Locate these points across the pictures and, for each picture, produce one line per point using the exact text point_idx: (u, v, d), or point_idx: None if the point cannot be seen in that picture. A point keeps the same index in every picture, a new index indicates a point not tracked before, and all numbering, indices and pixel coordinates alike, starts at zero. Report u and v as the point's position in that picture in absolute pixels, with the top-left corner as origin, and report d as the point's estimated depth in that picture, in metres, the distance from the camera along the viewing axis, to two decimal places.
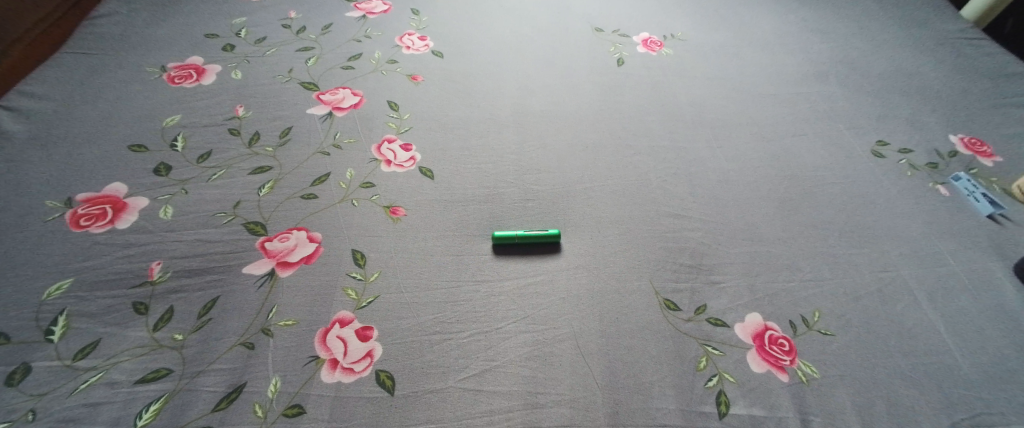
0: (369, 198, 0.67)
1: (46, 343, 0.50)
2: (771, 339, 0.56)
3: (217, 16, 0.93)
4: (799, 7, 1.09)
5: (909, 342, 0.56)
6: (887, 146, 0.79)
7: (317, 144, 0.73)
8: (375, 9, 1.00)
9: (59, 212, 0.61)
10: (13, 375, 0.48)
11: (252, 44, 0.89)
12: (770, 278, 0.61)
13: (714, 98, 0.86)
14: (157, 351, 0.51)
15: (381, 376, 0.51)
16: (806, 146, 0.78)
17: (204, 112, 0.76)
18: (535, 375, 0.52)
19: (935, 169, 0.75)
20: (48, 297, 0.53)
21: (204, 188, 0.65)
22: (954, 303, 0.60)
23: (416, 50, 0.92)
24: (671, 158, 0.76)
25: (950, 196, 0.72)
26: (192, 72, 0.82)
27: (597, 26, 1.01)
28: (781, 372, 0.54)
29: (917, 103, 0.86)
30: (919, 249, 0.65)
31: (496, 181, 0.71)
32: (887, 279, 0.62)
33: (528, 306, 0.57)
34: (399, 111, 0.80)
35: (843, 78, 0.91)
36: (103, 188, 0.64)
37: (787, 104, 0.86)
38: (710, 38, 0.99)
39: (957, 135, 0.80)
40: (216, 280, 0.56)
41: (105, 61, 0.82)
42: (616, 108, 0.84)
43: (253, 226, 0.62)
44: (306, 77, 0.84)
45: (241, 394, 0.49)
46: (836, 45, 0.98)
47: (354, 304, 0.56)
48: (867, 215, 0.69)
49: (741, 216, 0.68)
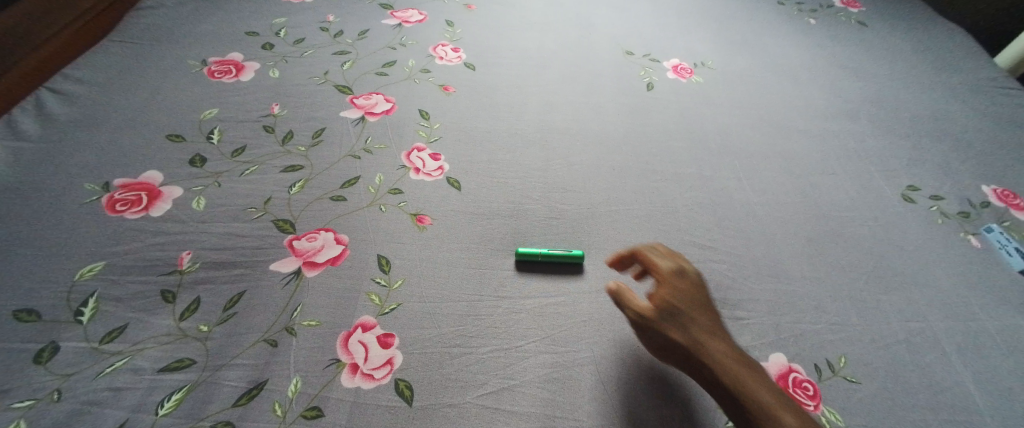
0: (397, 205, 0.67)
1: (75, 324, 0.51)
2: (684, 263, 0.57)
3: (258, 15, 0.96)
4: (833, 44, 1.08)
5: (937, 396, 0.55)
6: (917, 191, 0.78)
7: (348, 147, 0.74)
8: (411, 18, 1.02)
9: (96, 195, 0.63)
10: (41, 353, 0.49)
11: (290, 44, 0.91)
12: (795, 318, 0.60)
13: (743, 129, 0.86)
14: (182, 341, 0.51)
15: (400, 386, 0.51)
16: (835, 186, 0.78)
17: (241, 108, 0.77)
18: (554, 398, 0.51)
19: (967, 219, 0.74)
20: (80, 278, 0.54)
21: (236, 182, 0.67)
22: (985, 359, 0.59)
23: (449, 60, 0.93)
24: (699, 187, 0.75)
25: (982, 247, 0.71)
26: (232, 67, 0.84)
27: (628, 49, 1.02)
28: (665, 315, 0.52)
29: (950, 150, 0.85)
30: (949, 300, 0.64)
31: (522, 196, 0.71)
32: (916, 329, 0.61)
33: (549, 327, 0.57)
34: (430, 120, 0.81)
35: (875, 119, 0.90)
36: (140, 175, 0.66)
37: (818, 141, 0.85)
38: (741, 69, 0.99)
39: (990, 185, 0.79)
40: (243, 275, 0.57)
41: (149, 51, 0.84)
42: (642, 132, 0.84)
43: (282, 224, 0.63)
44: (341, 80, 0.85)
45: (262, 391, 0.49)
46: (869, 85, 0.98)
47: (377, 310, 0.56)
48: (896, 261, 0.68)
49: (766, 252, 0.67)
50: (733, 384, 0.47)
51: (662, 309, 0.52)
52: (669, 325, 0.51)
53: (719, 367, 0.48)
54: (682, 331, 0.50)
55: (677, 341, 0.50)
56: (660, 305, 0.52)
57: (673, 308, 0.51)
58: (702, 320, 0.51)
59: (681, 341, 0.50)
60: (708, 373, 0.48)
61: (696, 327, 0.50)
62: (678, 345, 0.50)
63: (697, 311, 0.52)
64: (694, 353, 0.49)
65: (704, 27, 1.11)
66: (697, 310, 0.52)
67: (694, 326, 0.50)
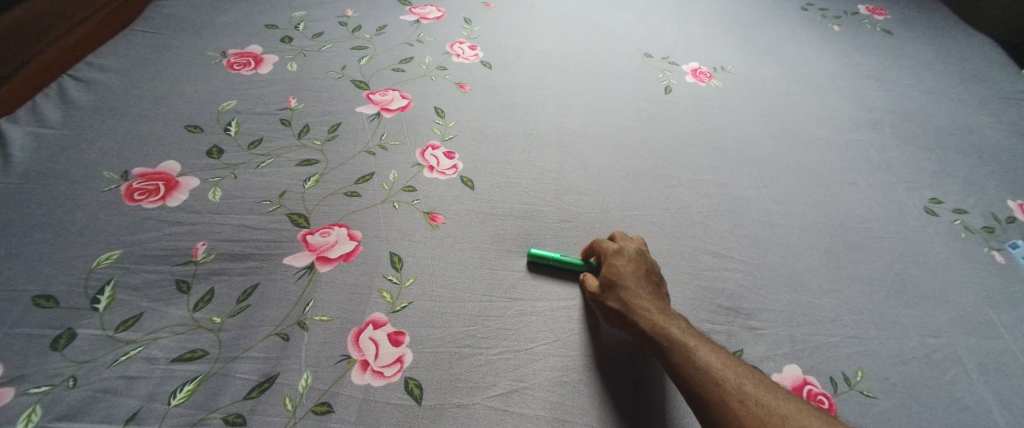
0: (410, 202, 0.67)
1: (92, 311, 0.52)
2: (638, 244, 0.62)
3: (278, 8, 0.96)
4: (856, 51, 1.06)
5: (956, 415, 0.54)
6: (941, 204, 0.76)
7: (363, 143, 0.74)
8: (429, 15, 1.01)
9: (115, 184, 0.63)
10: (58, 339, 0.49)
11: (309, 38, 0.91)
12: (811, 330, 0.59)
13: (762, 136, 0.85)
14: (196, 331, 0.51)
15: (410, 384, 0.51)
16: (855, 196, 0.76)
17: (259, 101, 0.78)
18: (564, 403, 0.51)
19: (992, 234, 0.72)
20: (98, 266, 0.55)
21: (253, 175, 0.67)
22: (1008, 379, 0.57)
23: (466, 58, 0.93)
24: (715, 193, 0.74)
25: (1007, 264, 0.69)
26: (251, 60, 0.84)
27: (646, 52, 1.01)
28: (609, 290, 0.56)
29: (975, 163, 0.83)
30: (971, 317, 0.62)
31: (536, 197, 0.70)
32: (936, 346, 0.59)
33: (559, 330, 0.56)
34: (445, 118, 0.80)
35: (898, 129, 0.88)
36: (158, 165, 0.66)
37: (838, 150, 0.83)
38: (761, 75, 0.98)
39: (1016, 200, 0.77)
40: (256, 268, 0.57)
41: (170, 42, 0.85)
42: (659, 136, 0.83)
43: (296, 218, 0.63)
44: (358, 76, 0.85)
45: (273, 385, 0.49)
46: (892, 94, 0.96)
47: (388, 307, 0.56)
48: (917, 275, 0.66)
49: (783, 262, 0.66)
50: (655, 330, 0.52)
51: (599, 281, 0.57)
52: (605, 292, 0.56)
53: (643, 319, 0.53)
54: (616, 296, 0.55)
55: (610, 306, 0.55)
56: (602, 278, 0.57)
57: (606, 279, 0.57)
58: (632, 284, 0.56)
59: (613, 304, 0.55)
60: (635, 327, 0.53)
61: (626, 290, 0.55)
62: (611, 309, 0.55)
63: (632, 278, 0.56)
64: (623, 312, 0.54)
65: (724, 30, 1.09)
66: (632, 276, 0.56)
67: (624, 289, 0.55)
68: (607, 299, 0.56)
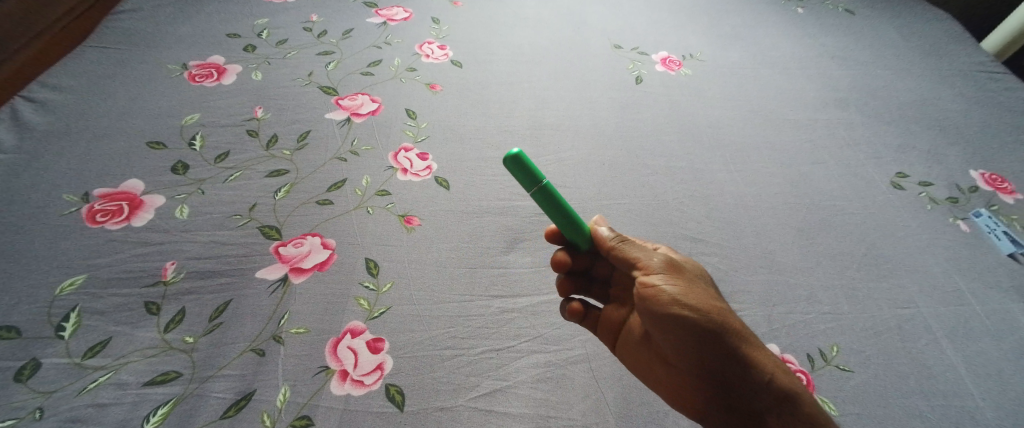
0: (384, 207, 0.66)
1: (56, 339, 0.50)
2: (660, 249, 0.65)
3: (240, 16, 0.94)
4: (820, 32, 1.08)
5: (928, 382, 0.55)
6: (906, 178, 0.78)
7: (334, 149, 0.73)
8: (396, 16, 1.00)
9: (75, 206, 0.61)
10: (22, 370, 0.48)
11: (273, 46, 0.89)
12: (787, 309, 0.60)
13: (733, 121, 0.86)
14: (168, 353, 0.50)
15: (391, 391, 0.50)
16: (824, 175, 0.78)
17: (223, 112, 0.76)
18: (547, 398, 0.51)
19: (956, 204, 0.75)
20: (61, 293, 0.53)
21: (220, 189, 0.65)
22: (976, 344, 0.59)
23: (436, 58, 0.92)
24: (689, 180, 0.75)
25: (971, 232, 0.71)
26: (213, 71, 0.82)
27: (616, 43, 1.01)
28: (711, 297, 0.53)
29: (938, 136, 0.85)
30: (939, 285, 0.64)
31: (511, 194, 0.70)
32: (907, 316, 0.61)
33: (540, 326, 0.56)
34: (417, 120, 0.80)
35: (863, 106, 0.90)
36: (121, 184, 0.64)
37: (807, 130, 0.85)
38: (729, 60, 0.99)
39: (978, 170, 0.80)
40: (228, 284, 0.56)
41: (127, 56, 0.82)
42: (632, 126, 0.83)
43: (268, 231, 0.62)
44: (325, 82, 0.84)
45: (251, 402, 0.48)
46: (857, 72, 0.98)
47: (366, 314, 0.55)
48: (886, 248, 0.68)
49: (757, 243, 0.67)
50: (763, 357, 0.51)
51: (683, 276, 0.54)
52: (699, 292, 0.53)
53: (750, 339, 0.52)
54: (708, 297, 0.53)
55: (718, 314, 0.52)
56: (678, 270, 0.55)
57: (690, 275, 0.55)
58: (712, 287, 0.56)
59: (711, 306, 0.52)
60: (735, 342, 0.51)
61: (713, 291, 0.54)
62: (714, 313, 0.52)
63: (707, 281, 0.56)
64: (726, 320, 0.52)
65: (691, 18, 1.10)
66: (704, 279, 0.57)
67: (710, 290, 0.55)
68: (706, 301, 0.53)
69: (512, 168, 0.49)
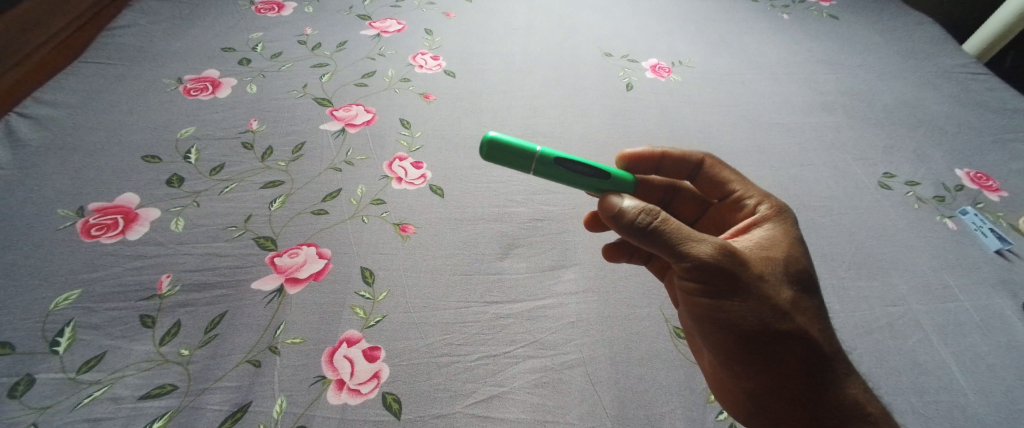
0: (379, 216, 0.67)
1: (51, 354, 0.50)
2: (765, 208, 0.58)
3: (234, 30, 0.95)
4: (806, 37, 1.10)
5: (920, 379, 0.56)
6: (893, 178, 0.79)
7: (329, 160, 0.73)
8: (389, 28, 1.01)
9: (70, 221, 0.61)
10: (15, 386, 0.48)
11: (268, 59, 0.90)
12: None
13: (723, 126, 0.87)
14: (163, 366, 0.50)
15: (387, 399, 0.50)
16: (814, 176, 0.79)
17: (218, 125, 0.77)
18: (545, 403, 0.52)
19: (942, 203, 0.76)
20: (56, 308, 0.53)
21: (215, 201, 0.66)
22: (966, 340, 0.60)
23: (429, 69, 0.93)
24: None
25: (958, 230, 0.72)
26: (208, 84, 0.83)
27: (607, 51, 1.03)
28: (771, 293, 0.49)
29: (923, 136, 0.87)
30: (928, 282, 0.65)
31: (505, 200, 0.71)
32: (897, 314, 0.61)
33: (538, 331, 0.57)
34: (411, 129, 0.81)
35: (850, 109, 0.92)
36: (115, 198, 0.64)
37: (796, 133, 0.86)
38: (718, 66, 1.01)
39: (963, 169, 0.81)
40: (224, 296, 0.56)
41: (122, 71, 0.83)
42: (624, 131, 0.85)
43: (263, 241, 0.62)
44: (320, 93, 0.85)
45: (247, 413, 0.48)
46: (843, 76, 1.00)
47: (362, 323, 0.56)
48: (876, 248, 0.69)
49: None
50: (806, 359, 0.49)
51: (734, 278, 0.48)
52: (750, 300, 0.49)
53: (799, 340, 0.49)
54: (764, 300, 0.49)
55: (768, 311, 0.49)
56: (732, 266, 0.48)
57: (746, 274, 0.49)
58: (782, 279, 0.51)
59: (763, 310, 0.49)
60: (782, 340, 0.49)
61: (779, 286, 0.50)
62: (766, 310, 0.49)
63: (779, 270, 0.51)
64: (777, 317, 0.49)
65: (681, 25, 1.12)
66: (776, 270, 0.51)
67: (777, 284, 0.50)
68: (757, 311, 0.49)
69: (489, 155, 0.51)
